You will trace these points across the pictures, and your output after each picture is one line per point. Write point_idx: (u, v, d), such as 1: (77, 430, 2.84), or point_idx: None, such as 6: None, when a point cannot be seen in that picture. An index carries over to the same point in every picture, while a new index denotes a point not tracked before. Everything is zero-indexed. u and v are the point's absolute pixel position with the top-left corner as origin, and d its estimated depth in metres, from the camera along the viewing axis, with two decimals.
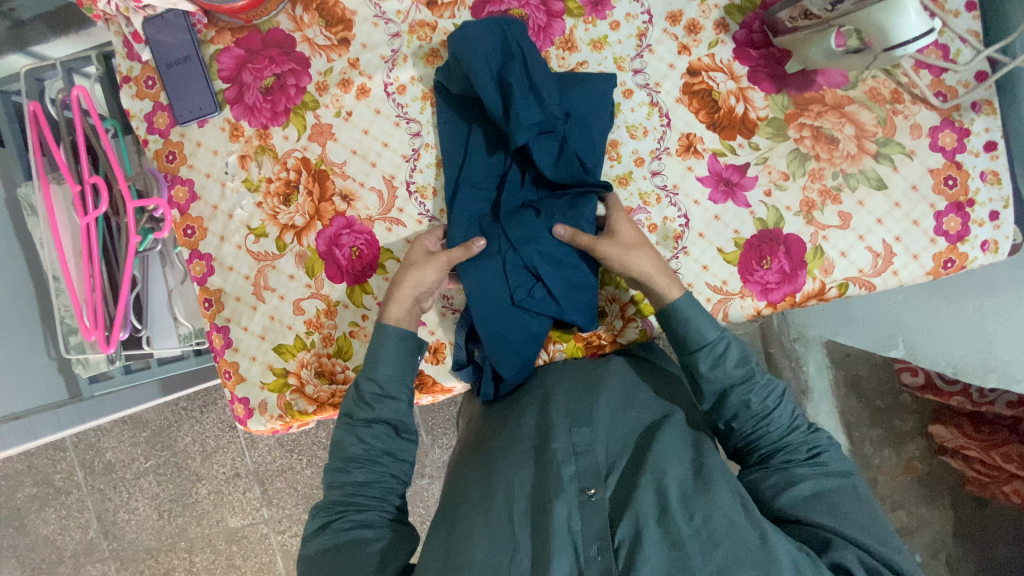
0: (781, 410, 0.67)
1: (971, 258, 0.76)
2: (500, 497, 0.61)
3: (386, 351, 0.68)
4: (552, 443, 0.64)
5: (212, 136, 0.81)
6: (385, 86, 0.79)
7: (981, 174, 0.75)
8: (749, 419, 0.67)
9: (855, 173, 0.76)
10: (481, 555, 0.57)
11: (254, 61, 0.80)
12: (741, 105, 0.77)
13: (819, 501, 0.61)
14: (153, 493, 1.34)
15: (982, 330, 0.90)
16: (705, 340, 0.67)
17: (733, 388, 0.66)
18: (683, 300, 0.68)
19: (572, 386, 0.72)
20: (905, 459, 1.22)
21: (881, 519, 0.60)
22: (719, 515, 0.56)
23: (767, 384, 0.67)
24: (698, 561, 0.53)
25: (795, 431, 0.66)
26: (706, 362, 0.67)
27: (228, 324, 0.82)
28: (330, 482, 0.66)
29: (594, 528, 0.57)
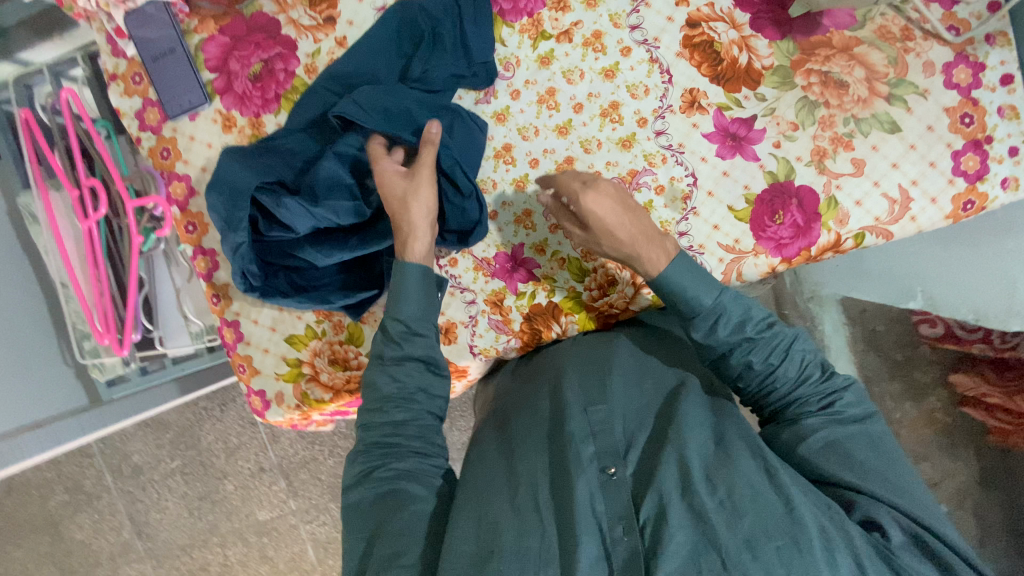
0: (788, 365, 0.64)
1: (991, 197, 0.73)
2: (523, 481, 0.61)
3: (412, 290, 0.66)
4: (569, 422, 0.64)
5: (204, 129, 0.80)
6: None
7: (999, 109, 0.72)
8: (753, 377, 0.65)
9: (867, 118, 0.73)
10: (508, 542, 0.56)
11: (240, 48, 0.78)
12: (744, 55, 0.74)
13: (833, 452, 0.59)
14: (182, 492, 1.37)
15: (1005, 273, 0.88)
16: (702, 307, 0.64)
17: (732, 351, 0.65)
18: (670, 268, 0.65)
19: (584, 364, 0.72)
20: (926, 412, 1.15)
21: (904, 468, 0.58)
22: (743, 484, 0.55)
23: (771, 340, 0.65)
24: (724, 531, 0.52)
25: (804, 384, 0.64)
26: (699, 330, 0.65)
27: (237, 318, 0.82)
28: (366, 435, 0.65)
29: (618, 506, 0.56)
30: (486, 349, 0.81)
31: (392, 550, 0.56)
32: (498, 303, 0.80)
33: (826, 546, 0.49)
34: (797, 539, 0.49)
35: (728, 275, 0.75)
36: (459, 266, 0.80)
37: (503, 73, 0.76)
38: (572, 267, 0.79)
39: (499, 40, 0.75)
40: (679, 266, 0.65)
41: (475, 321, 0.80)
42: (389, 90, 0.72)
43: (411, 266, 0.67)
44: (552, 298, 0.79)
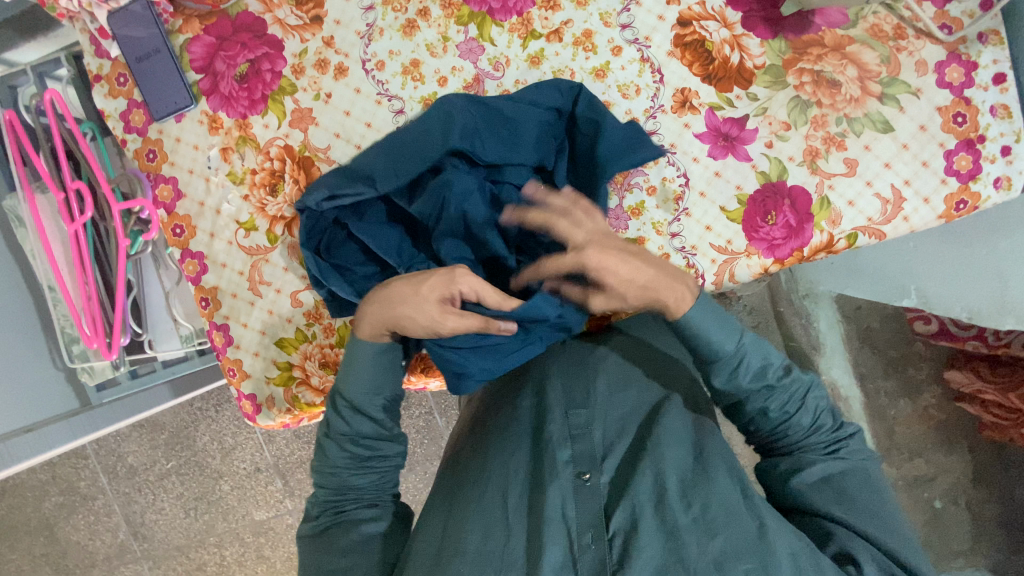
0: (804, 413, 0.63)
1: (984, 197, 0.73)
2: (493, 480, 0.62)
3: (363, 371, 0.65)
4: (548, 425, 0.64)
5: (191, 130, 0.79)
6: (363, 63, 0.76)
7: (991, 109, 0.72)
8: (765, 422, 0.64)
9: (859, 117, 0.72)
10: (473, 544, 0.57)
11: (225, 48, 0.77)
12: (736, 54, 0.73)
13: (829, 486, 0.61)
14: (177, 493, 1.36)
15: (998, 273, 0.88)
16: (722, 356, 0.63)
17: (750, 396, 0.64)
18: (691, 312, 0.62)
19: (567, 366, 0.72)
20: (920, 409, 1.20)
21: (893, 513, 0.59)
22: (717, 504, 0.56)
23: (788, 387, 0.64)
24: (694, 551, 0.54)
25: (817, 432, 0.64)
26: (720, 376, 0.64)
27: (227, 322, 0.81)
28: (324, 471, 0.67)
29: (589, 514, 0.58)
30: None
31: (342, 564, 0.61)
32: None
33: (794, 570, 0.52)
34: (763, 564, 0.52)
35: (721, 276, 0.75)
36: None
37: (492, 73, 0.75)
38: None
39: (488, 40, 0.74)
40: (701, 306, 0.62)
41: None
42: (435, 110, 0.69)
43: (363, 345, 0.64)
44: None
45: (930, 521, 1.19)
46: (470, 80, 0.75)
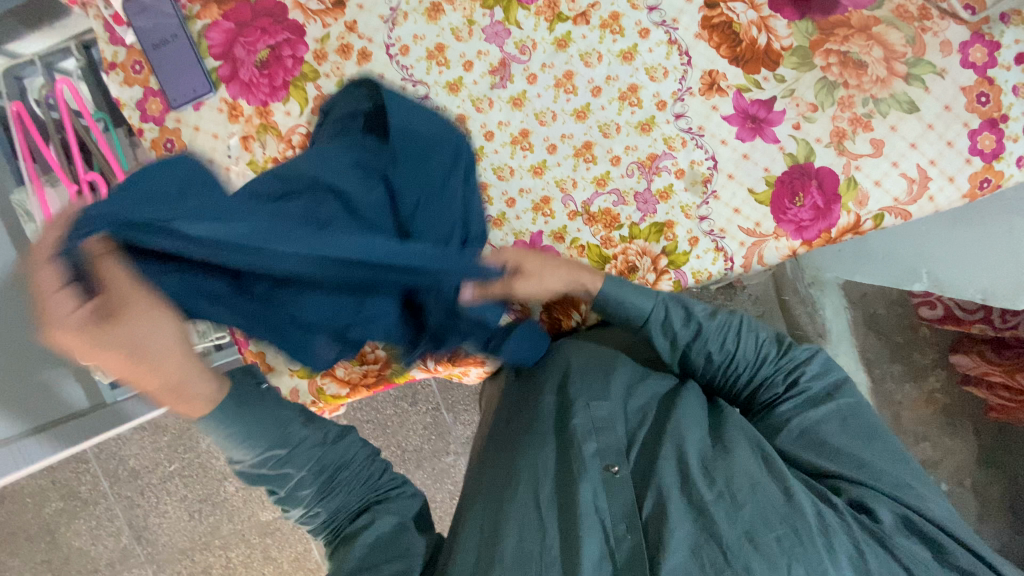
0: (745, 347, 0.67)
1: (1007, 176, 0.74)
2: (524, 475, 0.61)
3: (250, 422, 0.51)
4: (574, 417, 0.64)
5: (210, 119, 0.77)
6: (388, 48, 0.74)
7: (1014, 88, 0.72)
8: (716, 368, 0.68)
9: (885, 98, 0.72)
10: (510, 548, 0.55)
11: (245, 34, 0.75)
12: (763, 36, 0.72)
13: (810, 440, 0.61)
14: (181, 495, 1.34)
15: (1013, 252, 0.89)
16: (645, 315, 0.67)
17: (691, 346, 0.67)
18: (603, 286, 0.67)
19: (589, 358, 0.73)
20: (926, 393, 1.22)
21: (875, 436, 0.60)
22: (740, 475, 0.56)
23: (723, 325, 0.67)
24: (725, 524, 0.52)
25: (765, 364, 0.67)
26: (658, 335, 0.68)
27: None
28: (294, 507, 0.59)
29: (620, 504, 0.57)
30: None
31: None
32: None
33: (824, 534, 0.51)
34: (795, 531, 0.50)
35: (749, 259, 0.76)
36: None
37: (519, 56, 0.74)
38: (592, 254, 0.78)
39: (515, 23, 0.74)
40: (613, 283, 0.67)
41: None
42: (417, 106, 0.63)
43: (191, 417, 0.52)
44: None
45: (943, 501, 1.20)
46: (497, 64, 0.74)
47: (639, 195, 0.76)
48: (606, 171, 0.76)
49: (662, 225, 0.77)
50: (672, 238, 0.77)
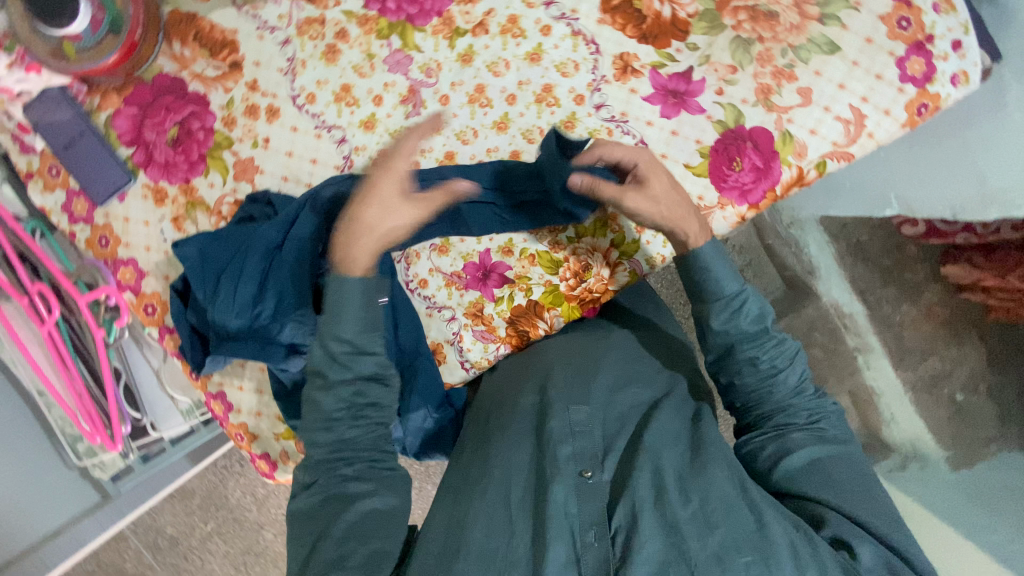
0: (790, 372, 0.64)
1: (945, 96, 0.71)
2: (497, 474, 0.60)
3: (353, 309, 0.58)
4: (551, 420, 0.62)
5: (137, 207, 0.76)
6: (294, 99, 0.73)
7: (934, 5, 0.70)
8: (754, 377, 0.64)
9: (804, 44, 0.70)
10: (475, 540, 0.55)
11: (151, 115, 0.74)
12: (667, 7, 0.70)
13: (814, 470, 0.58)
14: (223, 551, 1.28)
15: (971, 163, 0.85)
16: (724, 291, 0.64)
17: (742, 345, 0.64)
18: (705, 245, 0.64)
19: (569, 362, 0.71)
20: (924, 309, 1.10)
21: (884, 499, 0.56)
22: (716, 497, 0.55)
23: (781, 342, 0.64)
24: (695, 546, 0.52)
25: (800, 396, 0.63)
26: (720, 317, 0.64)
27: (222, 389, 0.80)
28: (312, 438, 0.61)
29: (590, 512, 0.55)
30: (478, 361, 0.79)
31: (337, 555, 0.53)
32: (479, 313, 0.78)
33: (796, 563, 0.50)
34: (765, 558, 0.50)
35: None
36: (429, 287, 0.78)
37: (426, 80, 0.72)
38: (544, 260, 0.77)
39: (414, 48, 0.72)
40: (714, 247, 0.65)
41: (460, 336, 0.79)
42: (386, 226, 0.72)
43: (348, 282, 0.58)
44: (531, 296, 0.78)
45: (954, 417, 1.05)
46: (406, 92, 0.73)
47: None
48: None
49: (606, 218, 0.76)
50: (618, 230, 0.76)
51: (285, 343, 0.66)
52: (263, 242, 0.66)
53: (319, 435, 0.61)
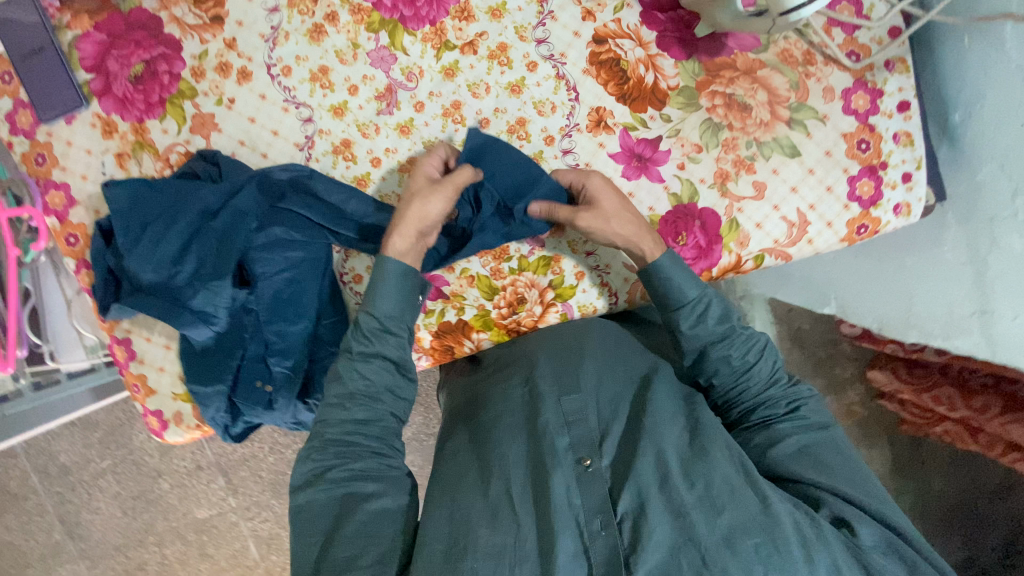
0: (762, 364, 0.68)
1: (884, 222, 0.75)
2: (495, 469, 0.62)
3: (390, 290, 0.65)
4: (542, 415, 0.65)
5: (83, 134, 0.74)
6: (269, 68, 0.72)
7: (894, 136, 0.74)
8: (728, 373, 0.68)
9: (768, 141, 0.73)
10: (484, 537, 0.57)
11: (119, 47, 0.72)
12: (650, 74, 0.72)
13: (805, 455, 0.62)
14: (114, 492, 1.23)
15: (904, 289, 0.89)
16: (687, 299, 0.67)
17: (713, 346, 0.68)
18: (663, 259, 0.68)
19: (555, 350, 0.73)
20: (844, 405, 1.16)
21: (863, 471, 0.62)
22: (720, 480, 0.58)
23: (748, 338, 0.68)
24: (704, 528, 0.55)
25: (774, 385, 0.68)
26: (687, 321, 0.68)
27: (128, 335, 0.78)
28: (325, 419, 0.63)
29: (595, 500, 0.59)
30: None
31: (350, 553, 0.56)
32: None
33: (803, 545, 0.53)
34: (772, 538, 0.53)
35: (632, 294, 0.79)
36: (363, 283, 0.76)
37: (405, 83, 0.72)
38: (482, 284, 0.77)
39: (400, 49, 0.72)
40: (672, 258, 0.68)
41: None
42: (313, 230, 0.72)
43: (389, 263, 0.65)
44: (461, 316, 0.77)
45: None
46: (382, 89, 0.72)
47: None
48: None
49: (550, 258, 0.77)
50: (559, 272, 0.77)
51: (193, 309, 0.67)
52: (200, 205, 0.67)
53: (330, 422, 0.63)
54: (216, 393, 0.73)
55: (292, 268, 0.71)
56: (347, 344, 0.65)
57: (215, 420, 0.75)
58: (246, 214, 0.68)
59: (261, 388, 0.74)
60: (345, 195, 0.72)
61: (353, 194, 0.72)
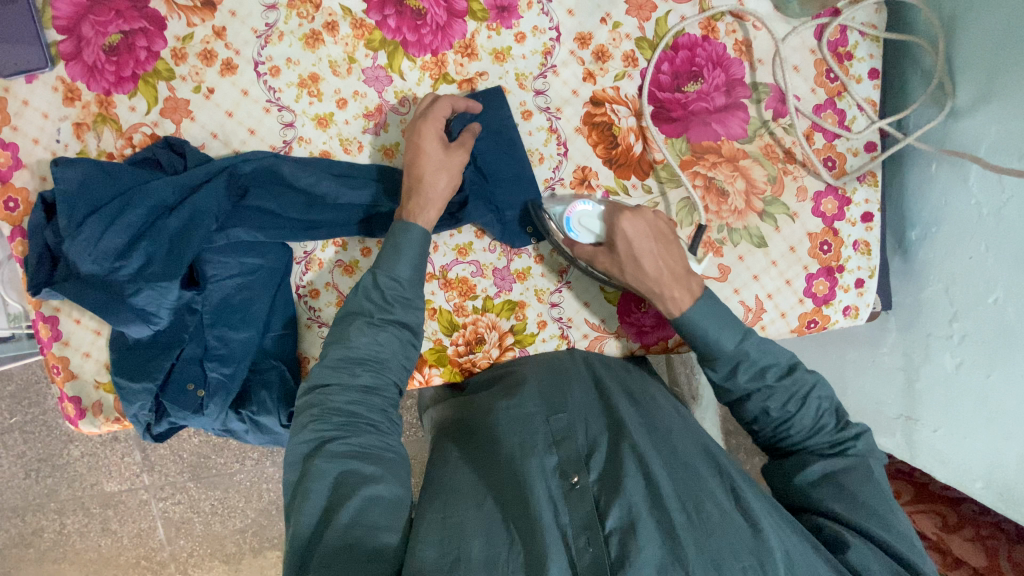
0: (805, 414, 0.63)
1: (833, 320, 0.79)
2: (486, 487, 0.58)
3: (410, 251, 0.64)
4: (529, 435, 0.62)
5: (42, 96, 0.68)
6: (256, 64, 0.69)
7: (854, 243, 0.78)
8: (767, 423, 0.65)
9: (739, 228, 0.76)
10: (478, 550, 0.52)
11: (97, 12, 0.67)
12: (639, 144, 0.74)
13: (827, 481, 0.60)
14: (18, 451, 1.15)
15: (840, 378, 0.94)
16: (725, 352, 0.63)
17: (752, 397, 0.64)
18: (694, 310, 0.64)
19: (544, 375, 0.71)
20: None
21: (891, 504, 0.58)
22: (711, 503, 0.55)
23: (792, 386, 0.63)
24: (693, 551, 0.51)
25: (819, 433, 0.63)
26: (719, 371, 0.64)
27: (56, 314, 0.73)
28: (330, 389, 0.60)
29: (583, 517, 0.55)
30: None
31: (343, 543, 0.51)
32: None
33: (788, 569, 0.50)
34: (761, 562, 0.50)
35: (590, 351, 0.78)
36: (320, 299, 0.73)
37: (397, 106, 0.71)
38: (442, 319, 0.76)
39: (398, 72, 0.70)
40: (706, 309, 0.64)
41: None
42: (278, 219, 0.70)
43: (414, 227, 0.64)
44: None
45: None
46: (373, 109, 0.71)
47: (497, 270, 0.76)
48: (469, 241, 0.76)
49: (514, 303, 0.76)
50: (522, 318, 0.77)
51: (134, 307, 0.64)
52: (153, 200, 0.63)
53: (333, 393, 0.60)
54: (143, 390, 0.69)
55: (245, 274, 0.70)
56: (361, 307, 0.63)
57: (138, 418, 0.71)
58: (210, 208, 0.65)
59: (192, 392, 0.70)
60: (317, 173, 0.69)
61: (324, 173, 0.69)
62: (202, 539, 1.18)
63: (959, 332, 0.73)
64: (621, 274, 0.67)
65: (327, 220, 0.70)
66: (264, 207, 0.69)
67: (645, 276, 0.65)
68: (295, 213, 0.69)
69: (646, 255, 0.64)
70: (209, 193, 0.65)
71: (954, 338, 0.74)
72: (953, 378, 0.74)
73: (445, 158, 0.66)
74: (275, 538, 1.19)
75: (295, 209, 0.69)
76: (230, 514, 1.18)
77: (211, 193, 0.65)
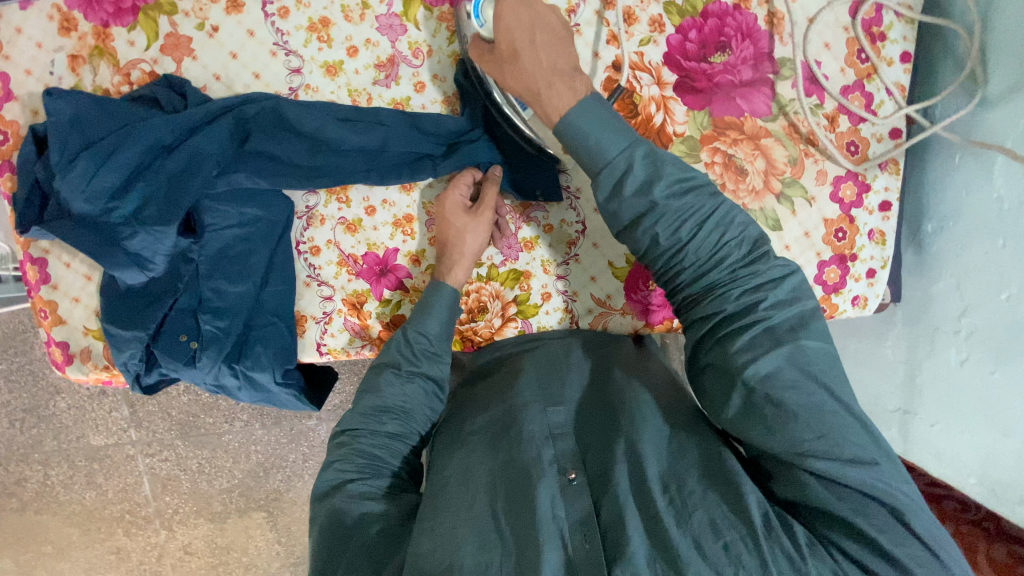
0: (701, 241, 0.52)
1: (841, 310, 0.77)
2: (479, 486, 0.54)
3: (442, 308, 0.65)
4: (525, 423, 0.59)
5: (35, 24, 0.64)
6: (264, 4, 0.65)
7: (870, 232, 0.76)
8: (659, 254, 0.54)
9: (755, 210, 0.73)
10: (469, 556, 0.49)
11: None
12: (660, 115, 0.71)
13: (759, 390, 0.48)
14: (3, 400, 1.13)
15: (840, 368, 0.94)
16: (603, 160, 0.53)
17: (639, 223, 0.53)
18: (575, 112, 0.53)
19: (540, 365, 0.68)
20: None
21: (826, 386, 0.47)
22: (693, 480, 0.51)
23: (685, 208, 0.52)
24: (676, 532, 0.48)
25: (718, 266, 0.52)
26: (603, 191, 0.54)
27: (44, 256, 0.70)
28: (357, 430, 0.61)
29: (578, 513, 0.52)
30: (335, 349, 0.73)
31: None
32: (357, 306, 0.72)
33: (770, 537, 0.45)
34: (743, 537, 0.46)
35: (593, 327, 0.76)
36: (319, 256, 0.71)
37: (410, 58, 0.68)
38: None
39: (412, 22, 0.67)
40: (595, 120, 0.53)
41: (329, 319, 0.73)
42: (280, 168, 0.66)
43: (443, 290, 0.66)
44: None
45: None
46: (385, 59, 0.68)
47: (504, 238, 0.74)
48: None
49: (520, 273, 0.75)
50: (526, 289, 0.75)
51: (130, 251, 0.62)
52: (151, 138, 0.61)
53: (361, 436, 0.60)
54: (134, 338, 0.67)
55: (244, 226, 0.68)
56: (393, 358, 0.64)
57: (128, 367, 0.68)
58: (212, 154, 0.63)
59: (186, 343, 0.68)
60: (323, 118, 0.66)
61: (330, 119, 0.66)
62: (188, 496, 1.17)
63: (967, 327, 0.72)
64: (504, 76, 0.59)
65: (335, 168, 0.67)
66: (267, 153, 0.66)
67: (521, 70, 0.57)
68: (298, 159, 0.66)
69: (527, 46, 0.56)
70: (211, 135, 0.63)
71: (962, 333, 0.73)
72: (956, 373, 0.74)
73: (468, 220, 0.67)
74: (262, 498, 1.18)
75: (297, 154, 0.66)
76: (216, 473, 1.17)
77: (212, 135, 0.63)
